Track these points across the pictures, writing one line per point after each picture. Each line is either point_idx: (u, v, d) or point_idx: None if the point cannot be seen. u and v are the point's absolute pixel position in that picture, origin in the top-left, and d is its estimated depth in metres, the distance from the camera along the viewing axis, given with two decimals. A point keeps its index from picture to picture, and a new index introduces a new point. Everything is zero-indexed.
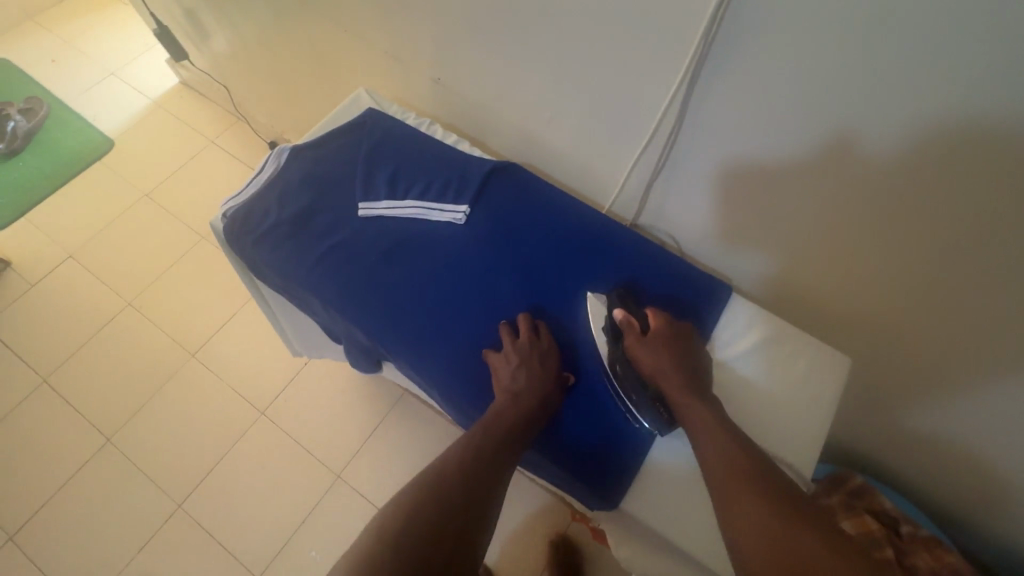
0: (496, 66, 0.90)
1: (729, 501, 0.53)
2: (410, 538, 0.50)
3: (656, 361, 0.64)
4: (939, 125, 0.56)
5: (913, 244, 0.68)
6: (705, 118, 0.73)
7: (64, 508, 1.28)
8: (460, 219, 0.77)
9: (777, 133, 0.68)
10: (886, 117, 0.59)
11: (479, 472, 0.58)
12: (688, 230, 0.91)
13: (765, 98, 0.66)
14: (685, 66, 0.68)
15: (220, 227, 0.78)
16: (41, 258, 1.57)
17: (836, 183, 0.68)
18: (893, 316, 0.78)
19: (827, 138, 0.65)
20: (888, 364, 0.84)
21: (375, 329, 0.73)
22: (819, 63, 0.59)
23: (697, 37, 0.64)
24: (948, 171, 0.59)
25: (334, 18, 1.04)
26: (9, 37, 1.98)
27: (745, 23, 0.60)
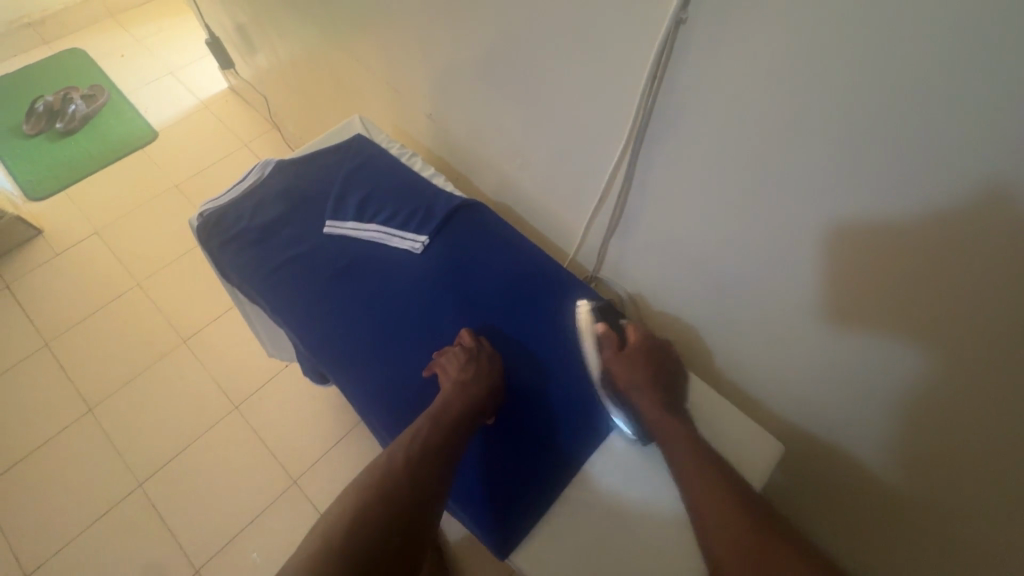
0: (484, 109, 0.95)
1: (700, 512, 0.60)
2: (355, 542, 0.56)
3: (630, 374, 0.71)
4: (846, 213, 0.57)
5: (832, 333, 0.67)
6: (655, 177, 0.75)
7: (34, 470, 1.33)
8: (418, 247, 0.80)
9: (709, 204, 0.71)
10: (801, 199, 0.60)
11: (431, 458, 0.63)
12: (645, 289, 0.92)
13: (701, 168, 0.68)
14: (630, 129, 0.72)
15: (196, 226, 0.83)
16: (71, 231, 1.69)
17: (761, 260, 0.70)
18: (822, 406, 0.76)
19: (758, 213, 0.66)
20: (827, 455, 0.80)
21: (317, 341, 0.77)
22: (743, 142, 0.61)
23: (639, 104, 0.69)
24: (861, 263, 0.59)
25: (351, 49, 1.13)
26: (90, 31, 2.19)
27: (680, 96, 0.64)
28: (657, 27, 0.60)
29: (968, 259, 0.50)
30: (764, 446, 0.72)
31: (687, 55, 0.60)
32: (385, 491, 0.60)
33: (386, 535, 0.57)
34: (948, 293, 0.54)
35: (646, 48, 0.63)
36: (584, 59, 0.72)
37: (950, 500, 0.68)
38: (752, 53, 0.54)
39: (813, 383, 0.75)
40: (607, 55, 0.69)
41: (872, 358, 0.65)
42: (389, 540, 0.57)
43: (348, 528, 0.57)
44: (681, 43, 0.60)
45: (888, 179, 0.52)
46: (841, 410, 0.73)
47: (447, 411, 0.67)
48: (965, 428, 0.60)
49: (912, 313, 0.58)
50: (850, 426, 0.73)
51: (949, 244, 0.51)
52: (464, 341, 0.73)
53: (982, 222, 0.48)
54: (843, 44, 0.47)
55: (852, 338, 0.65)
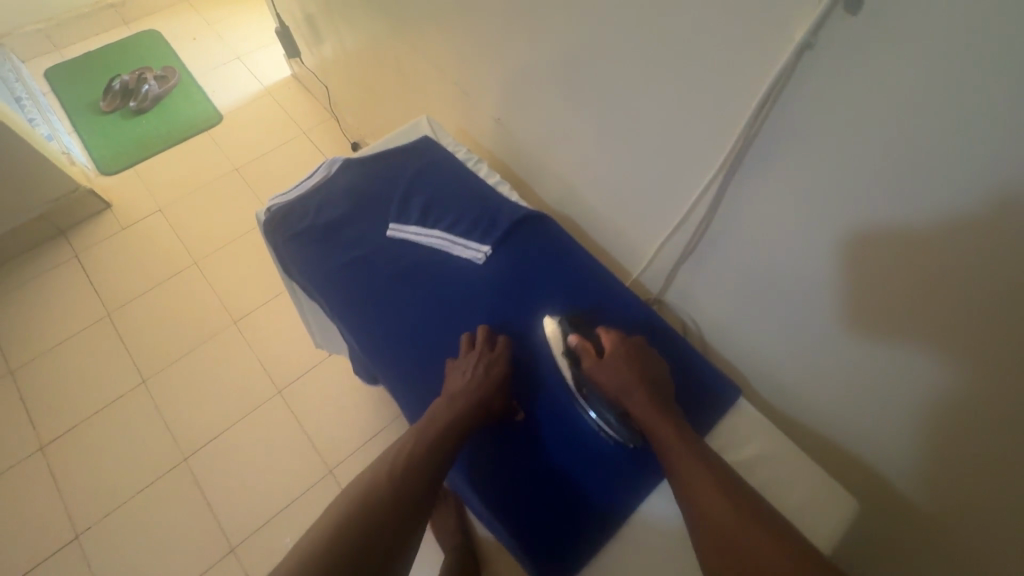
0: (553, 118, 0.92)
1: (693, 506, 0.58)
2: (337, 549, 0.55)
3: (614, 379, 0.67)
4: (979, 281, 0.50)
5: (935, 406, 0.60)
6: (739, 210, 0.70)
7: (89, 434, 1.39)
8: (480, 257, 0.79)
9: (802, 241, 0.65)
10: (923, 259, 0.53)
11: (431, 458, 0.64)
12: (712, 319, 0.87)
13: (793, 206, 0.63)
14: (721, 161, 0.68)
15: (263, 220, 0.83)
16: (136, 207, 1.76)
17: (860, 314, 0.63)
18: (910, 476, 0.69)
19: (854, 264, 0.60)
20: (893, 517, 0.75)
21: (374, 346, 0.76)
22: (859, 184, 0.55)
23: (738, 132, 0.63)
24: (969, 332, 0.53)
25: (421, 47, 1.12)
26: (167, 13, 2.27)
27: (788, 126, 0.58)
28: (776, 51, 0.55)
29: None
30: (838, 504, 0.68)
31: (805, 85, 0.55)
32: (386, 488, 0.61)
33: (366, 545, 0.56)
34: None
35: (757, 72, 0.58)
36: (678, 79, 0.67)
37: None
38: (891, 89, 0.48)
39: (900, 448, 0.68)
40: (707, 76, 0.63)
41: (967, 434, 0.58)
42: (380, 541, 0.57)
43: (338, 528, 0.57)
44: (801, 71, 0.54)
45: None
46: (920, 475, 0.67)
47: (434, 421, 0.67)
48: None
49: None
50: (933, 497, 0.67)
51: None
52: (463, 350, 0.72)
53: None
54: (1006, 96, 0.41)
55: (958, 414, 0.58)
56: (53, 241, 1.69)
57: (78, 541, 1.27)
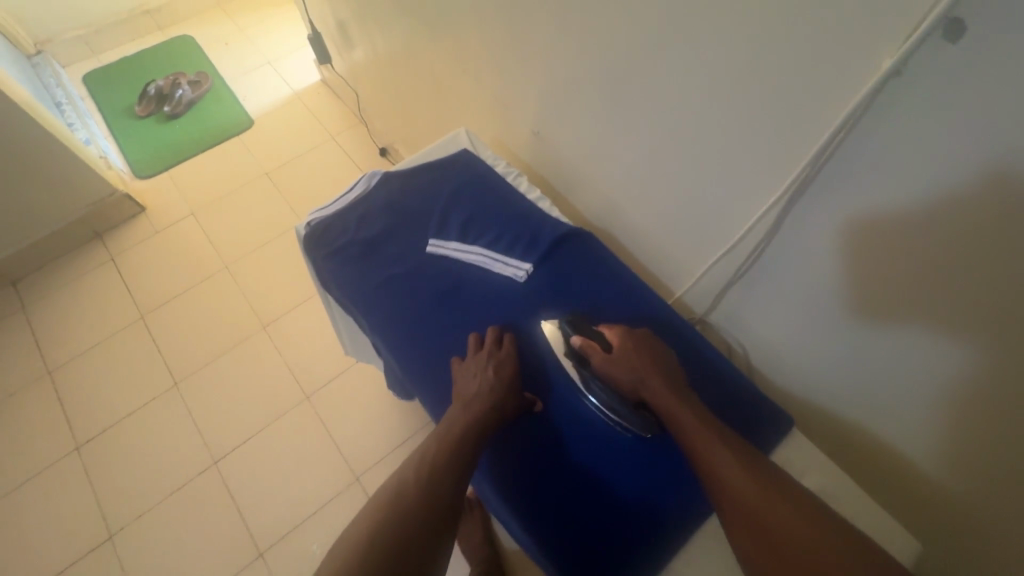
0: (595, 132, 0.90)
1: (721, 490, 0.57)
2: (373, 551, 0.55)
3: (628, 365, 0.66)
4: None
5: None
6: (801, 235, 0.67)
7: (123, 436, 1.42)
8: (521, 276, 0.77)
9: (873, 274, 0.61)
10: (1014, 300, 0.50)
11: (461, 456, 0.64)
12: (761, 342, 0.83)
13: (863, 236, 0.60)
14: (784, 187, 0.65)
15: (302, 234, 0.83)
16: (170, 211, 1.79)
17: (937, 355, 0.59)
18: (987, 522, 0.65)
19: (934, 300, 0.56)
20: (950, 549, 0.72)
21: (413, 364, 0.75)
22: (943, 218, 0.52)
23: (805, 160, 0.60)
24: None
25: (458, 55, 1.10)
26: (201, 19, 2.30)
27: (864, 155, 0.55)
28: (855, 76, 0.51)
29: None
30: (902, 548, 0.64)
31: (888, 114, 0.51)
32: (420, 479, 0.62)
33: (399, 546, 0.56)
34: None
35: (834, 98, 0.54)
36: (741, 100, 0.63)
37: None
38: (991, 124, 0.44)
39: (965, 481, 0.65)
40: (770, 99, 0.60)
41: None
42: (414, 540, 0.56)
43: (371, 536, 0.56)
44: (882, 100, 0.51)
45: None
46: (989, 512, 0.64)
47: (454, 426, 0.67)
48: None
49: None
50: (1003, 535, 0.64)
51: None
52: (471, 352, 0.72)
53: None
54: None
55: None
56: (89, 244, 1.72)
57: (111, 542, 1.29)
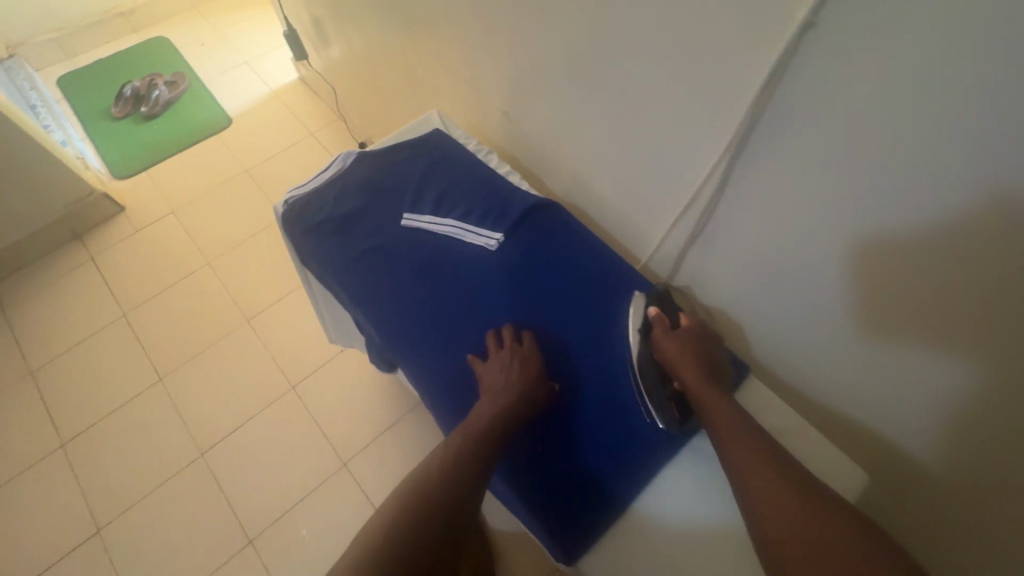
0: (559, 108, 0.93)
1: (753, 496, 0.58)
2: (399, 541, 0.57)
3: (681, 354, 0.71)
4: (979, 256, 0.52)
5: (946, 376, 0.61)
6: (746, 191, 0.71)
7: (108, 432, 1.42)
8: (492, 245, 0.81)
9: (808, 221, 0.66)
10: (929, 228, 0.54)
11: (484, 445, 0.66)
12: (722, 299, 0.88)
13: (798, 185, 0.64)
14: (726, 142, 0.69)
15: (280, 212, 0.86)
16: (149, 210, 1.79)
17: (868, 291, 0.64)
18: (927, 446, 0.70)
19: (865, 238, 0.61)
20: (898, 478, 0.78)
21: (391, 332, 0.78)
22: (864, 157, 0.56)
23: (740, 118, 0.65)
24: (972, 295, 0.55)
25: (429, 43, 1.14)
26: (176, 21, 2.31)
27: (789, 111, 0.60)
28: (778, 31, 0.55)
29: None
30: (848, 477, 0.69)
31: (806, 66, 0.56)
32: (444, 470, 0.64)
33: (423, 535, 0.58)
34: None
35: (763, 57, 0.58)
36: (685, 63, 0.67)
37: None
38: (892, 65, 0.49)
39: (906, 412, 0.70)
40: (708, 60, 0.64)
41: (971, 394, 0.61)
42: (437, 529, 0.59)
43: (396, 526, 0.59)
44: (802, 51, 0.55)
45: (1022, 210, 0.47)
46: (927, 437, 0.69)
47: (479, 417, 0.69)
48: None
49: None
50: (942, 458, 0.69)
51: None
52: (505, 343, 0.74)
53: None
54: (992, 65, 0.43)
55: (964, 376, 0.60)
56: (68, 245, 1.72)
57: (98, 536, 1.29)
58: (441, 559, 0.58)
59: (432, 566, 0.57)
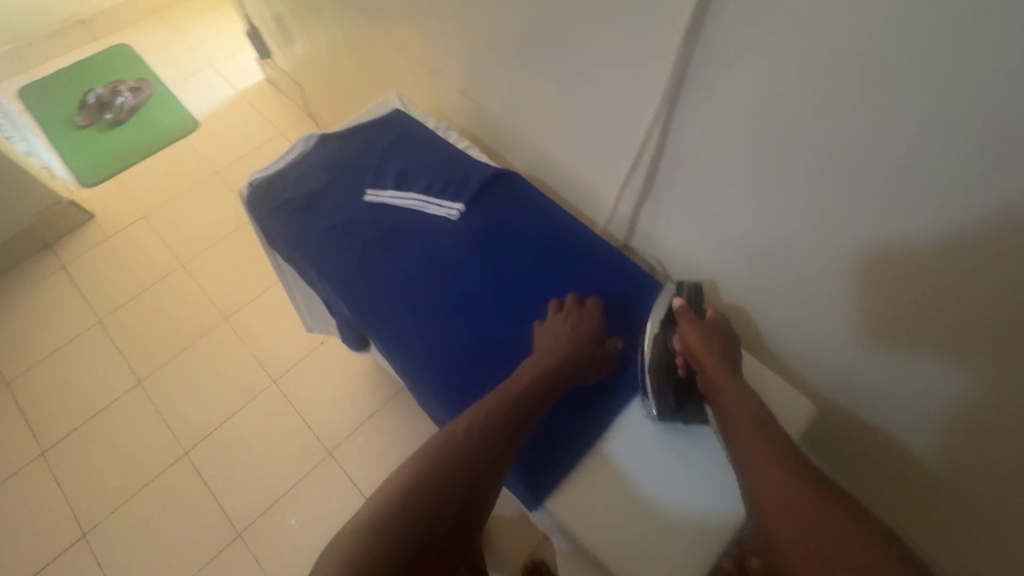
0: (507, 81, 0.95)
1: (769, 508, 0.56)
2: (422, 498, 0.59)
3: (700, 344, 0.70)
4: (897, 174, 0.55)
5: (880, 299, 0.65)
6: (684, 143, 0.73)
7: (89, 437, 1.42)
8: (454, 215, 0.84)
9: (744, 166, 0.69)
10: (850, 156, 0.57)
11: (518, 412, 0.66)
12: (675, 258, 0.89)
13: (731, 131, 0.67)
14: (661, 95, 0.71)
15: (244, 194, 0.87)
16: (119, 216, 1.78)
17: (803, 228, 0.67)
18: (854, 372, 0.74)
19: (796, 176, 0.64)
20: (844, 419, 0.80)
21: (359, 303, 0.80)
22: (786, 94, 0.59)
23: (671, 70, 0.67)
24: (895, 215, 0.58)
25: (386, 29, 1.15)
26: (137, 28, 2.29)
27: (714, 59, 0.63)
28: None
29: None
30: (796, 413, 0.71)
31: (725, 9, 0.58)
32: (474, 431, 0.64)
33: (443, 496, 0.60)
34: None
35: (685, 6, 0.61)
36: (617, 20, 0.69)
37: (968, 451, 0.67)
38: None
39: (848, 348, 0.72)
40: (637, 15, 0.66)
41: (904, 318, 0.63)
42: (458, 492, 0.60)
43: (420, 481, 0.60)
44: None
45: (928, 124, 0.50)
46: (867, 370, 0.72)
47: (520, 381, 0.69)
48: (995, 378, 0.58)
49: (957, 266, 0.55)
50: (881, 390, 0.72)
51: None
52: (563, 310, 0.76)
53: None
54: None
55: (895, 298, 0.63)
56: (39, 255, 1.71)
57: (85, 540, 1.29)
58: (452, 539, 0.59)
59: (442, 545, 0.58)
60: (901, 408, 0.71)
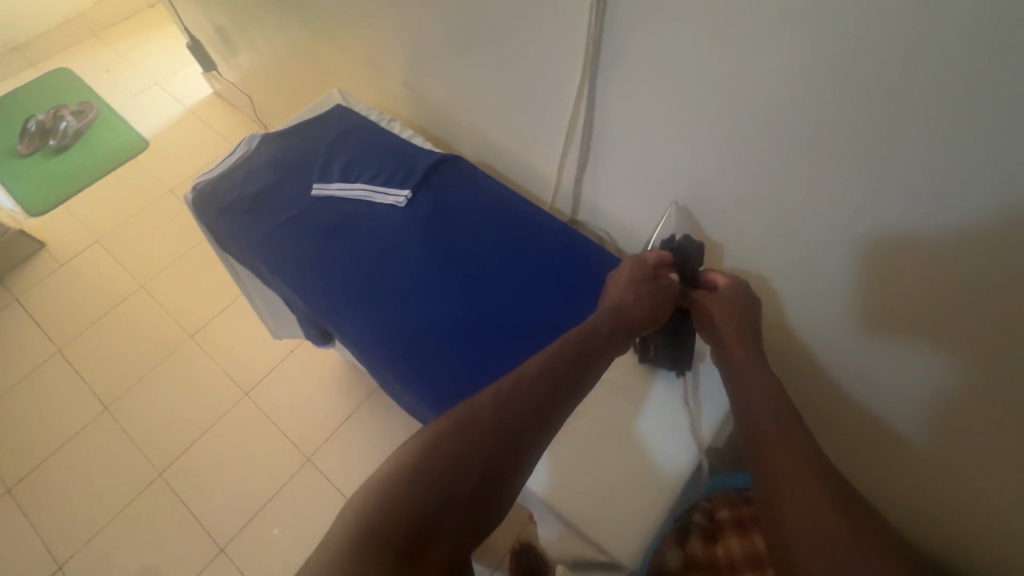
0: (444, 69, 0.96)
1: (787, 512, 0.47)
2: (482, 428, 0.53)
3: (719, 314, 0.67)
4: (800, 117, 0.58)
5: (806, 239, 0.68)
6: (611, 110, 0.76)
7: (57, 468, 1.38)
8: (401, 201, 0.86)
9: (667, 126, 0.71)
10: (756, 104, 0.60)
11: (582, 356, 0.61)
12: (620, 227, 0.92)
13: (650, 94, 0.70)
14: (583, 64, 0.73)
15: (190, 199, 0.89)
16: (72, 243, 1.74)
17: (727, 180, 0.70)
18: (788, 316, 0.77)
19: (713, 130, 0.67)
20: (790, 367, 0.83)
21: (310, 293, 0.81)
22: (691, 51, 0.62)
23: (587, 40, 0.70)
24: (805, 157, 0.60)
25: (323, 29, 1.16)
26: (76, 51, 2.23)
27: (622, 28, 0.66)
28: None
29: (954, 150, 0.49)
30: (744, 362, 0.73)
31: None
32: (538, 372, 0.59)
33: (503, 428, 0.54)
34: (928, 187, 0.53)
35: None
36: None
37: (903, 375, 0.69)
38: None
39: (788, 291, 0.75)
40: None
41: (827, 256, 0.67)
42: (518, 428, 0.54)
43: (481, 413, 0.55)
44: None
45: (818, 61, 0.53)
46: (807, 312, 0.75)
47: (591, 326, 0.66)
48: (913, 304, 0.62)
49: (865, 195, 0.58)
50: (819, 329, 0.75)
51: (937, 133, 0.50)
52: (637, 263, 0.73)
53: (966, 100, 0.46)
54: None
55: (818, 237, 0.66)
56: None
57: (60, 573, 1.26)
58: (485, 497, 0.51)
59: (471, 505, 0.50)
60: (843, 343, 0.73)
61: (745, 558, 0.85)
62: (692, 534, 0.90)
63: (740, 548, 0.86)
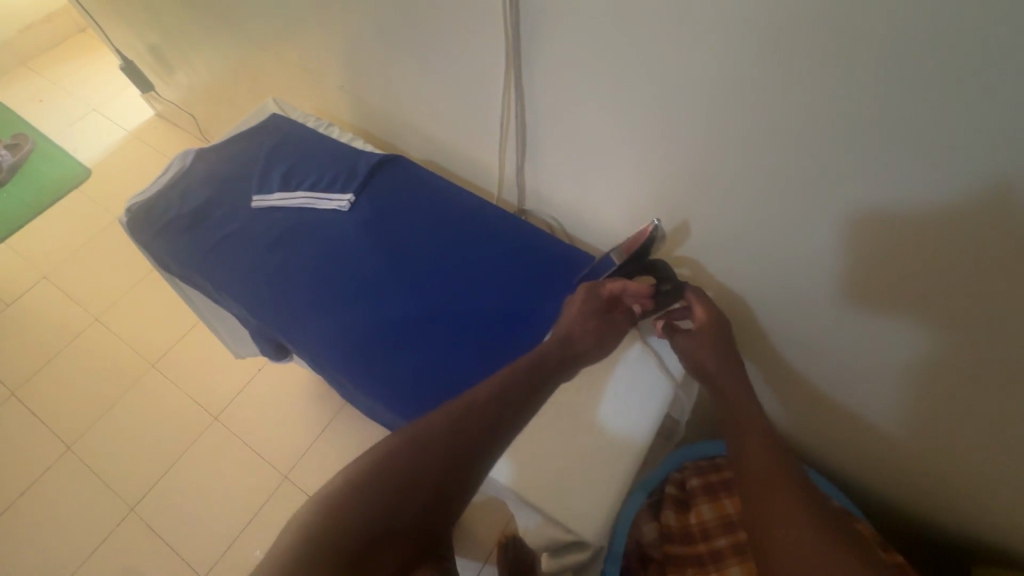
0: (378, 69, 0.96)
1: (768, 511, 0.54)
2: (431, 441, 0.54)
3: (705, 352, 0.70)
4: (706, 89, 0.58)
5: (733, 210, 0.68)
6: (540, 97, 0.77)
7: (22, 515, 1.33)
8: (344, 206, 0.85)
9: (593, 109, 0.72)
10: (667, 80, 0.61)
11: (527, 373, 0.63)
12: (566, 212, 0.93)
13: (571, 78, 0.70)
14: (505, 51, 0.73)
15: (126, 221, 0.87)
16: (18, 282, 1.67)
17: (654, 157, 0.71)
18: (730, 286, 0.79)
19: (633, 108, 0.67)
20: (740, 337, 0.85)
21: (257, 306, 0.80)
22: (601, 33, 0.62)
23: (504, 27, 0.70)
24: (718, 128, 0.61)
25: (256, 38, 1.13)
26: (6, 82, 2.15)
27: (538, 14, 0.66)
28: None
29: (849, 110, 0.50)
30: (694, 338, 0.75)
31: None
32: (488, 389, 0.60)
33: (454, 440, 0.55)
34: (831, 146, 0.54)
35: None
36: None
37: (840, 333, 0.70)
38: None
39: (726, 262, 0.76)
40: None
41: (756, 225, 0.68)
42: (466, 442, 0.55)
43: (431, 426, 0.56)
44: None
45: (713, 34, 0.54)
46: (746, 281, 0.76)
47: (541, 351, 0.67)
48: (837, 261, 0.63)
49: (777, 161, 0.59)
50: (759, 297, 0.76)
51: (829, 99, 0.51)
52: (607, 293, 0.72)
53: (851, 59, 0.47)
54: None
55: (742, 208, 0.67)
56: None
57: None
58: (436, 505, 0.51)
59: (417, 516, 0.50)
60: (784, 308, 0.74)
61: (717, 523, 0.88)
62: (666, 506, 0.91)
63: (711, 513, 0.88)
